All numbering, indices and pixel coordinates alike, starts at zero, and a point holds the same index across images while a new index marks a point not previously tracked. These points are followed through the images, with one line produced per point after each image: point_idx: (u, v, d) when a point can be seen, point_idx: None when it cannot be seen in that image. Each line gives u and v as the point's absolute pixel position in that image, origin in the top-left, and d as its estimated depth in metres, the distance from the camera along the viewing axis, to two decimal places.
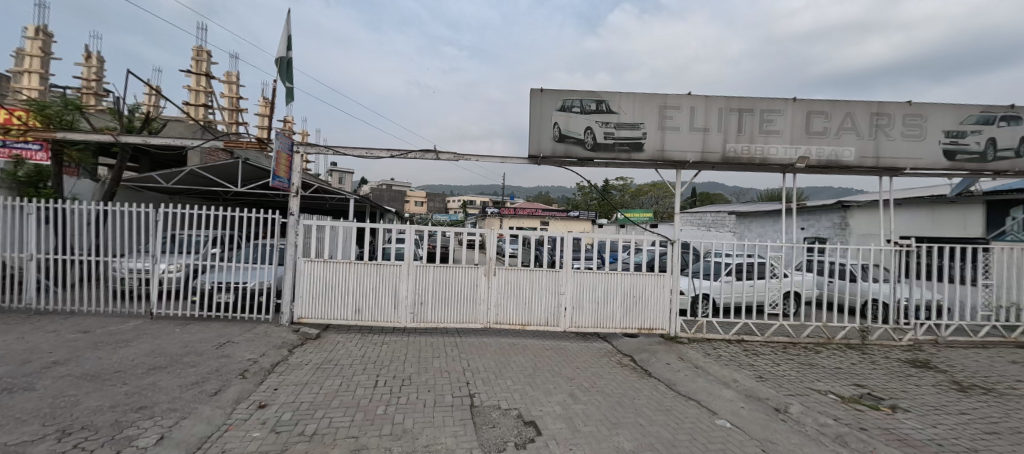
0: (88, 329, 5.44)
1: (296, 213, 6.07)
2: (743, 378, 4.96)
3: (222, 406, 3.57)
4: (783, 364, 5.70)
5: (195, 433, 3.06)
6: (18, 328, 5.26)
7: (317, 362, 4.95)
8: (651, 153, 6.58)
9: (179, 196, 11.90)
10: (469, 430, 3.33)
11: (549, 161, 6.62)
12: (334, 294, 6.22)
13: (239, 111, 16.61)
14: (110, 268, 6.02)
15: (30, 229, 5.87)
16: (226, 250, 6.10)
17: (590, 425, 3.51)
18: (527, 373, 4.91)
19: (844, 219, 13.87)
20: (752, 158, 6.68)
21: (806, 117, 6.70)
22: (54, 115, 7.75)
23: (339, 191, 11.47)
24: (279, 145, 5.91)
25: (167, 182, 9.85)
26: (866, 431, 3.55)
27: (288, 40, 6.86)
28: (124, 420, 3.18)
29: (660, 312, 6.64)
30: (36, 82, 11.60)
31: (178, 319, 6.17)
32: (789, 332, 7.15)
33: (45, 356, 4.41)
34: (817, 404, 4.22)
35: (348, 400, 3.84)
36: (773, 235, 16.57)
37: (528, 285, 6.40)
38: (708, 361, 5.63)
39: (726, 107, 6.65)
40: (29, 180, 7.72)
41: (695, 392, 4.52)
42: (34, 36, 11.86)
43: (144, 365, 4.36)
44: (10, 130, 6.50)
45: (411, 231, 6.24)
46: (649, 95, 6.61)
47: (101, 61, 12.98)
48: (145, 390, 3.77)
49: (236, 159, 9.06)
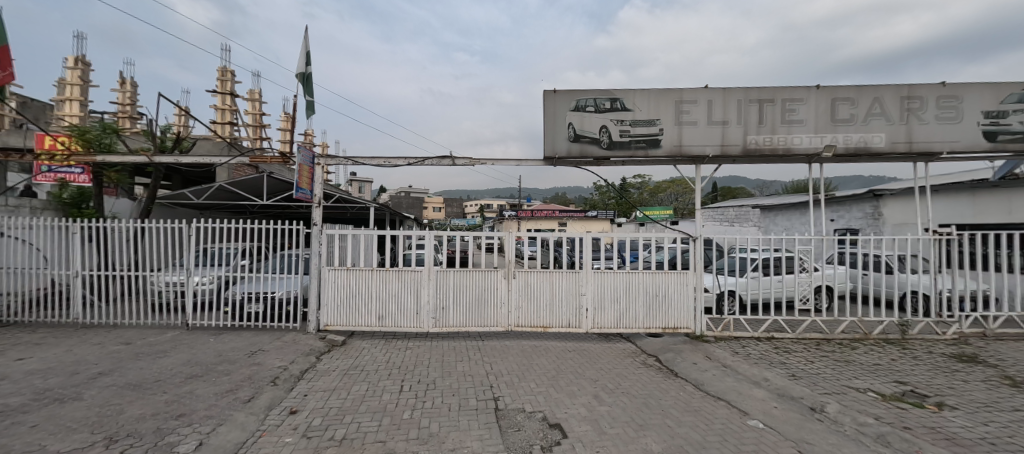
0: (130, 341, 5.72)
1: (319, 223, 6.20)
2: (774, 377, 4.81)
3: (256, 413, 3.69)
4: (817, 361, 5.49)
5: (231, 440, 3.17)
6: (67, 341, 5.59)
7: (344, 368, 5.07)
8: (669, 148, 6.46)
9: (209, 211, 12.39)
10: (495, 433, 3.35)
11: (566, 162, 6.60)
12: (357, 301, 6.34)
13: (263, 127, 17.21)
14: (148, 283, 6.30)
15: (75, 247, 6.21)
16: (255, 261, 6.30)
17: (616, 427, 3.47)
18: (550, 375, 4.90)
19: (877, 208, 13.33)
20: (774, 149, 6.48)
21: (831, 104, 6.48)
22: (94, 139, 8.21)
23: (359, 200, 11.63)
24: (301, 158, 6.06)
25: (197, 198, 10.29)
26: (911, 430, 3.38)
27: (306, 55, 7.06)
28: (165, 427, 3.33)
29: (685, 311, 6.51)
30: (77, 108, 12.32)
31: (211, 329, 6.43)
32: (822, 329, 6.87)
33: (91, 367, 4.65)
34: (856, 403, 4.05)
35: (375, 405, 3.90)
36: (801, 228, 16.09)
37: (549, 287, 6.38)
38: (737, 360, 5.49)
39: (745, 98, 6.48)
40: (73, 202, 8.18)
41: (725, 392, 4.40)
42: (73, 66, 12.61)
43: (182, 374, 4.56)
44: (54, 157, 6.68)
45: (430, 237, 6.29)
46: (664, 91, 6.51)
47: (134, 86, 13.67)
48: (183, 398, 3.94)
49: (261, 173, 9.33)
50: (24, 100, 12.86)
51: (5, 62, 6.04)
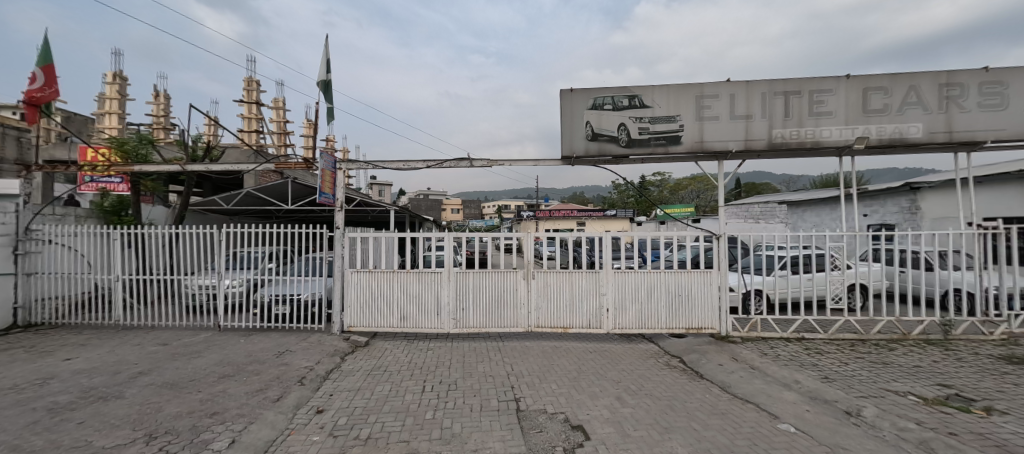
0: (166, 342, 6.00)
1: (341, 226, 6.33)
2: (806, 379, 4.63)
3: (285, 412, 3.80)
4: (852, 363, 5.25)
5: (262, 437, 3.28)
6: (110, 342, 5.90)
7: (368, 369, 5.16)
8: (689, 145, 6.32)
9: (239, 216, 12.84)
10: (517, 434, 3.34)
11: (583, 161, 6.55)
12: (378, 302, 6.45)
13: (287, 134, 17.76)
14: (182, 286, 6.57)
15: (115, 253, 6.54)
16: (281, 264, 6.48)
17: (640, 429, 3.41)
18: (572, 376, 4.86)
19: (913, 202, 12.69)
20: (802, 143, 6.24)
21: (862, 94, 6.22)
22: (132, 150, 8.65)
23: (379, 203, 11.81)
24: (323, 163, 6.20)
25: (227, 204, 10.69)
26: (957, 436, 3.20)
27: (327, 63, 7.24)
28: (200, 425, 3.47)
29: (709, 311, 6.34)
30: (116, 121, 13.00)
31: (242, 330, 6.66)
32: (857, 329, 6.56)
33: (132, 367, 4.90)
34: (895, 407, 3.85)
35: (398, 406, 3.95)
36: (831, 224, 15.48)
37: (568, 287, 6.33)
38: (765, 361, 5.30)
39: (770, 91, 6.28)
40: (113, 210, 8.64)
41: (753, 394, 4.26)
42: (112, 81, 13.33)
43: (215, 374, 4.74)
44: (96, 168, 7.02)
45: (450, 239, 6.33)
46: (683, 86, 6.37)
47: (168, 98, 14.33)
48: (216, 397, 4.09)
49: (286, 179, 9.60)
50: (69, 115, 13.68)
51: (51, 79, 6.44)
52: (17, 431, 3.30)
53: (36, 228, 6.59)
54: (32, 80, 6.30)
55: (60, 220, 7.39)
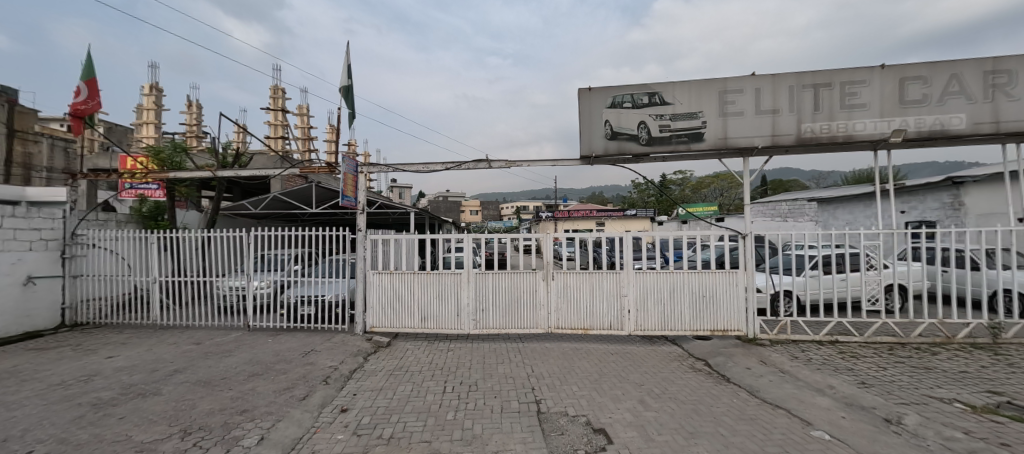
0: (199, 341, 6.25)
1: (363, 228, 6.45)
2: (841, 384, 4.42)
3: (310, 410, 3.89)
4: (890, 368, 4.98)
5: (289, 435, 3.37)
6: (148, 341, 6.18)
7: (389, 369, 5.23)
8: (712, 141, 6.15)
9: (266, 220, 13.29)
10: (538, 436, 3.31)
11: (603, 161, 6.47)
12: (399, 303, 6.54)
13: (311, 140, 18.27)
14: (214, 287, 6.83)
15: (153, 256, 6.86)
16: (306, 266, 6.65)
17: (665, 434, 3.32)
18: (593, 379, 4.78)
19: (956, 197, 11.99)
20: (833, 137, 5.98)
21: (898, 85, 5.92)
22: (167, 158, 9.10)
23: (400, 206, 11.98)
24: (345, 167, 6.35)
25: (255, 208, 11.08)
26: (1011, 447, 2.99)
27: (349, 68, 7.41)
28: (231, 422, 3.59)
29: (735, 312, 6.15)
30: (153, 131, 13.70)
31: (270, 330, 6.88)
32: (895, 332, 6.22)
33: (168, 365, 5.12)
34: (940, 415, 3.62)
35: (420, 406, 3.98)
36: (865, 221, 14.80)
37: (588, 288, 6.26)
38: (796, 365, 5.09)
39: (798, 84, 6.04)
40: (150, 214, 9.10)
41: (784, 399, 4.10)
42: (149, 93, 14.01)
43: (245, 373, 4.90)
44: (135, 175, 7.34)
45: (469, 240, 6.34)
46: (705, 81, 6.21)
47: (199, 107, 14.98)
48: (246, 395, 4.23)
49: (310, 183, 9.87)
50: (111, 126, 14.51)
51: (93, 93, 6.82)
52: (64, 425, 3.50)
53: (81, 233, 6.99)
54: (77, 93, 6.69)
55: (103, 225, 7.81)
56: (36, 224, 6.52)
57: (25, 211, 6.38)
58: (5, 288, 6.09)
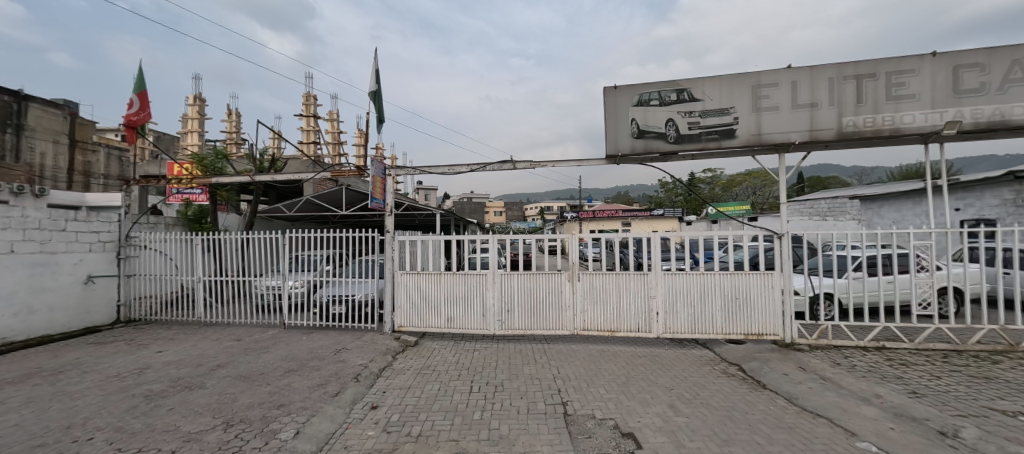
0: (239, 338, 6.57)
1: (390, 229, 6.59)
2: (889, 393, 4.16)
3: (343, 406, 4.02)
4: (945, 377, 4.63)
5: (323, 430, 3.49)
6: (193, 338, 6.55)
7: (417, 368, 5.31)
8: (745, 138, 5.92)
9: (300, 222, 13.81)
10: (565, 438, 3.28)
11: (629, 160, 6.36)
12: (425, 303, 6.65)
13: (341, 144, 18.85)
14: (252, 287, 7.15)
15: (197, 256, 7.26)
16: (337, 267, 6.85)
17: (696, 440, 3.23)
18: (620, 382, 4.70)
19: (1019, 193, 11.06)
20: (878, 131, 5.63)
21: (952, 73, 5.52)
22: (210, 165, 9.63)
23: (427, 207, 12.15)
24: (374, 170, 6.51)
25: (290, 211, 11.53)
26: None
27: (377, 74, 7.62)
28: (269, 415, 3.75)
29: (771, 316, 5.89)
30: (197, 138, 14.53)
31: (304, 328, 7.13)
32: (951, 339, 5.78)
33: (211, 360, 5.41)
34: (1002, 429, 3.34)
35: (447, 405, 4.04)
36: (913, 219, 13.88)
37: (615, 289, 6.16)
38: (839, 373, 4.82)
39: (839, 76, 5.72)
40: (195, 218, 9.66)
41: (825, 408, 3.89)
42: (193, 103, 14.80)
43: (282, 369, 5.11)
44: (181, 181, 7.79)
45: (494, 240, 6.35)
46: (737, 76, 5.98)
47: (238, 116, 15.76)
48: (283, 390, 4.41)
49: (341, 186, 10.16)
50: (159, 135, 15.50)
51: (144, 104, 7.30)
52: (120, 414, 3.76)
53: (134, 235, 7.50)
54: (130, 105, 7.17)
55: (154, 228, 8.34)
56: (95, 227, 7.06)
57: (86, 215, 6.93)
58: (68, 286, 6.62)
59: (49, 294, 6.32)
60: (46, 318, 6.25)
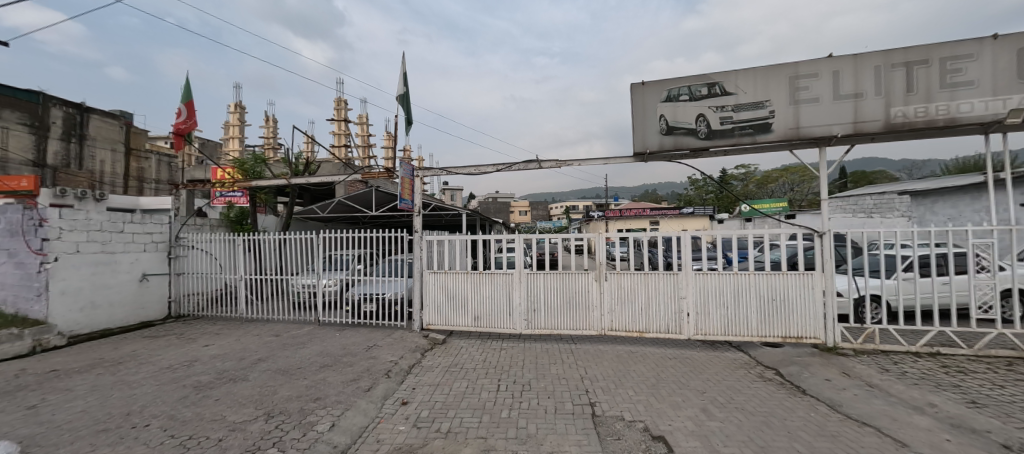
0: (278, 333, 6.88)
1: (418, 229, 6.71)
2: (945, 403, 3.87)
3: (374, 401, 4.14)
4: (1010, 386, 4.27)
5: (356, 423, 3.61)
6: (236, 333, 6.92)
7: (445, 365, 5.41)
8: (782, 132, 5.67)
9: (333, 223, 14.29)
10: (593, 440, 3.25)
11: (658, 157, 6.21)
12: (453, 302, 6.74)
13: (371, 146, 19.36)
14: (289, 284, 7.47)
15: (239, 256, 7.64)
16: (367, 266, 7.04)
17: (731, 446, 3.12)
18: (649, 384, 4.61)
19: None
20: (931, 121, 5.24)
21: (1017, 57, 5.08)
22: (250, 169, 10.13)
23: (454, 208, 12.29)
24: (402, 171, 6.66)
25: (323, 212, 11.95)
26: None
27: (405, 77, 7.78)
28: (306, 408, 3.92)
29: (811, 318, 5.60)
30: (237, 144, 15.33)
31: (337, 325, 7.39)
32: (1018, 345, 5.30)
33: (253, 354, 5.70)
34: None
35: (475, 403, 4.08)
36: (972, 216, 12.86)
37: (643, 289, 6.03)
38: (887, 379, 4.53)
39: (886, 63, 5.36)
40: (237, 219, 10.20)
41: (872, 416, 3.67)
42: (234, 111, 15.63)
43: (317, 363, 5.32)
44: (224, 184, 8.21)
45: (520, 240, 6.36)
46: (773, 67, 5.71)
47: (275, 122, 16.50)
48: (319, 384, 4.60)
49: (372, 187, 10.43)
50: (204, 142, 16.49)
51: (191, 113, 7.77)
52: (173, 403, 4.03)
53: (183, 236, 7.99)
54: (178, 114, 7.65)
55: (201, 229, 8.87)
56: (149, 228, 7.59)
57: (141, 218, 7.46)
58: (126, 283, 7.14)
59: (109, 290, 6.84)
60: (107, 313, 6.78)
